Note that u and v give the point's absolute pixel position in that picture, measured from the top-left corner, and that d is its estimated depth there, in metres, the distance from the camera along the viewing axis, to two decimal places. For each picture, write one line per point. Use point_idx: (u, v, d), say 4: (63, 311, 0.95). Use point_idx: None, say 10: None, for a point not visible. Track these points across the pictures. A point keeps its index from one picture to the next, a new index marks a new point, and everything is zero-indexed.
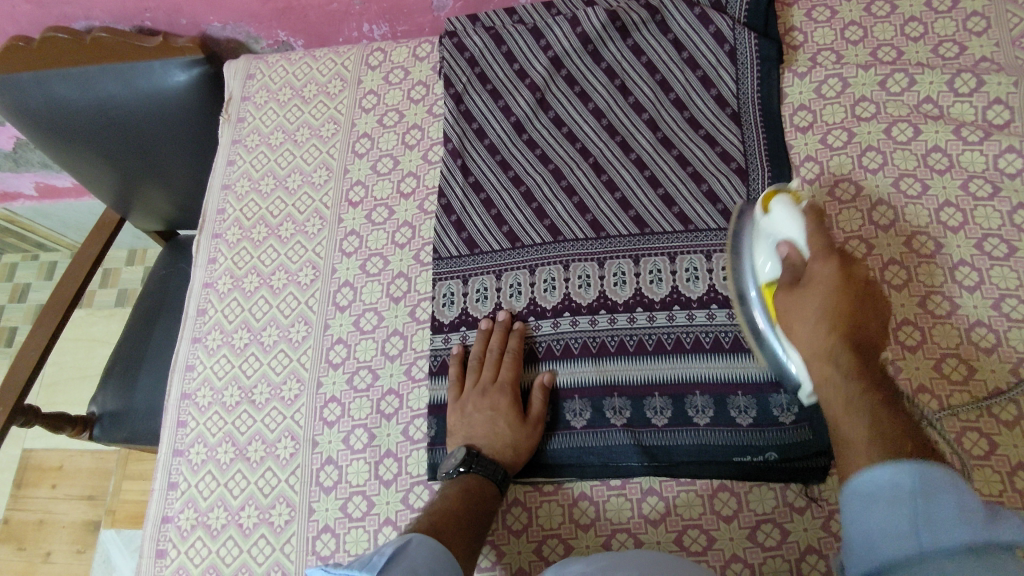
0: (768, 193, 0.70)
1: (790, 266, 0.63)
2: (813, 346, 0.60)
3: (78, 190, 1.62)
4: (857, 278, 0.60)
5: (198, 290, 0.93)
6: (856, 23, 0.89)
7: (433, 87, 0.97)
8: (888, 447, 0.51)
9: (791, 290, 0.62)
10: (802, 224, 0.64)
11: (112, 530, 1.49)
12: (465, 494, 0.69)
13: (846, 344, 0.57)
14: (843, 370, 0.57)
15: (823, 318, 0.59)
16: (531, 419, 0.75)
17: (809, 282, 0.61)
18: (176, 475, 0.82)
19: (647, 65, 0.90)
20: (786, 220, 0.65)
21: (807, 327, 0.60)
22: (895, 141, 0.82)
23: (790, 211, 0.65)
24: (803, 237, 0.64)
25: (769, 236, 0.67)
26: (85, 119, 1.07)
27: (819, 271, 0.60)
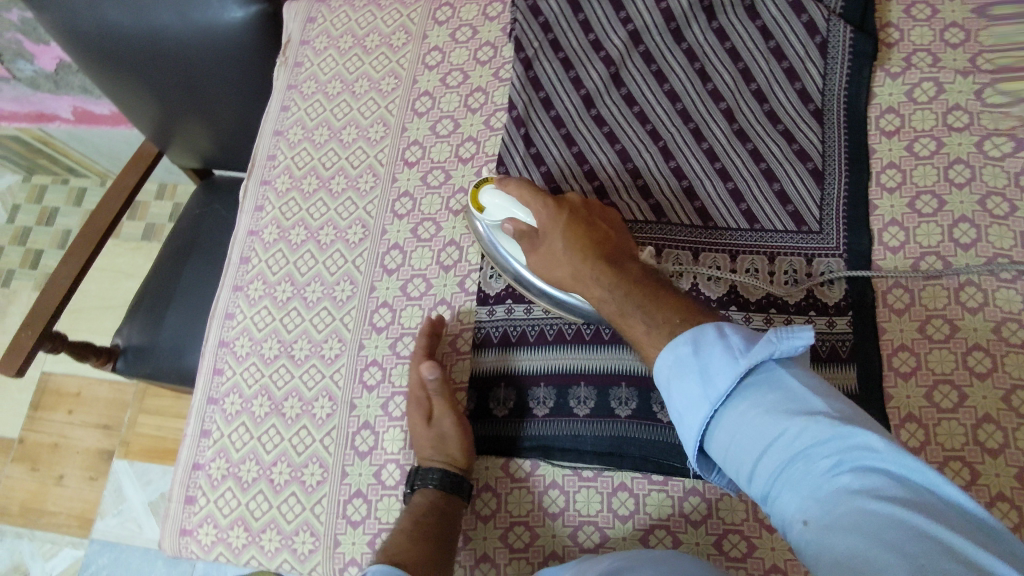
0: (472, 190, 0.75)
1: (528, 235, 0.71)
2: (558, 254, 0.69)
3: (116, 119, 1.57)
4: (567, 205, 0.70)
5: (242, 236, 0.91)
6: (957, 26, 0.84)
7: (501, 49, 0.93)
8: (643, 294, 0.64)
9: (535, 252, 0.71)
10: (507, 197, 0.72)
11: (126, 461, 1.51)
12: (414, 513, 0.69)
13: (583, 243, 0.68)
14: (580, 252, 0.67)
15: (574, 249, 0.68)
16: (433, 420, 0.72)
17: (545, 239, 0.70)
18: (210, 423, 0.81)
19: (731, 52, 0.85)
20: (496, 199, 0.72)
21: (552, 240, 0.69)
22: (986, 155, 0.78)
23: (499, 192, 0.72)
24: (512, 206, 0.72)
25: (494, 224, 0.75)
26: (135, 47, 1.03)
27: (542, 217, 0.70)
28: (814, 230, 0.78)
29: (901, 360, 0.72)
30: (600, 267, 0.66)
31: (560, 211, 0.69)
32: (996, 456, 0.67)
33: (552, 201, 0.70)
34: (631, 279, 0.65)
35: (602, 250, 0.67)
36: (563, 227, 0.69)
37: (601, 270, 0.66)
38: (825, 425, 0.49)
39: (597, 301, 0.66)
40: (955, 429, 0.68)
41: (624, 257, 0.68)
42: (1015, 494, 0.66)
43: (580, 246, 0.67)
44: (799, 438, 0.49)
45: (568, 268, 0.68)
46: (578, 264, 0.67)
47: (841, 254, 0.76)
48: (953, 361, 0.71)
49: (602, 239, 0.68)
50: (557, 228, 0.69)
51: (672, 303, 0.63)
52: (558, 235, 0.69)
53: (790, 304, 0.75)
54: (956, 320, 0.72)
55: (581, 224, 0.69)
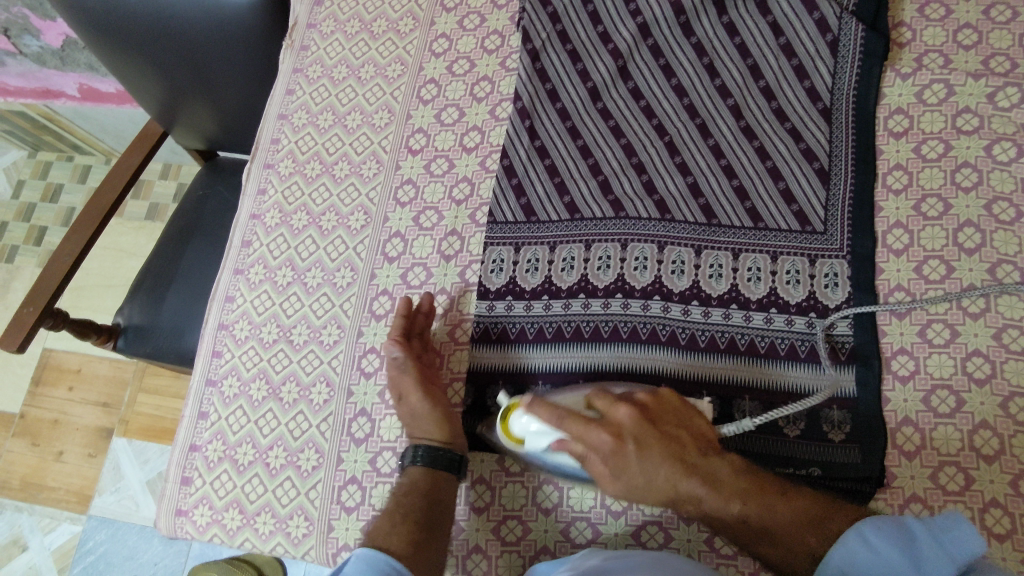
0: (500, 424, 0.69)
1: (589, 460, 0.64)
2: (649, 477, 0.62)
3: (122, 98, 1.57)
4: (626, 417, 0.64)
5: (244, 220, 0.91)
6: (970, 27, 0.83)
7: (509, 38, 0.93)
8: (741, 490, 0.61)
9: (609, 482, 0.63)
10: (552, 428, 0.65)
11: (124, 439, 1.52)
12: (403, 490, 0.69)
13: (662, 452, 0.63)
14: (670, 466, 0.62)
15: (659, 459, 0.63)
16: (404, 399, 0.73)
17: (626, 467, 0.63)
18: (208, 406, 0.81)
19: (740, 48, 0.85)
20: (541, 431, 0.65)
21: (631, 467, 0.63)
22: (994, 160, 0.77)
23: (537, 421, 0.65)
24: (561, 436, 0.64)
25: (535, 450, 0.67)
26: (141, 26, 1.02)
27: (603, 447, 0.63)
28: (817, 230, 0.77)
29: (900, 364, 0.71)
30: (692, 478, 0.62)
31: (623, 440, 0.63)
32: (991, 462, 0.67)
33: (612, 423, 0.64)
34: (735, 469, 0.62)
35: (683, 454, 0.63)
36: (654, 459, 0.63)
37: (688, 482, 0.62)
38: (925, 551, 0.53)
39: (710, 511, 0.61)
40: (951, 434, 0.68)
41: (711, 449, 0.64)
42: (1008, 500, 0.65)
43: (672, 460, 0.62)
44: (903, 572, 0.53)
45: (654, 484, 0.63)
46: (674, 482, 0.62)
47: (843, 255, 0.76)
48: (951, 366, 0.70)
49: (680, 443, 0.64)
50: (633, 459, 0.63)
51: (803, 520, 0.59)
52: (637, 462, 0.62)
53: (791, 305, 0.74)
54: (956, 325, 0.72)
55: (659, 436, 0.64)
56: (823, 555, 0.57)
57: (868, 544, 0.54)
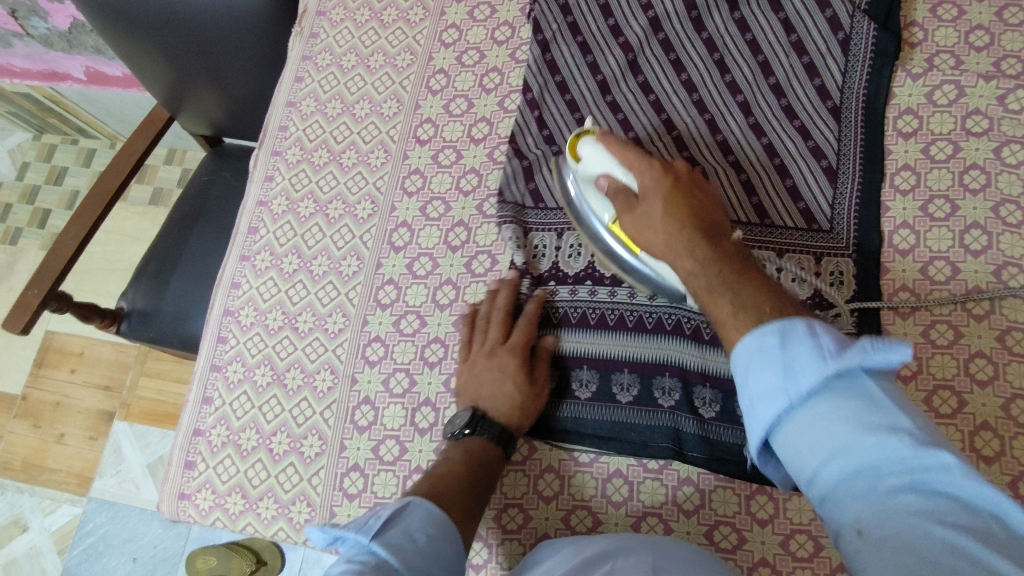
0: (571, 140, 0.75)
1: (623, 194, 0.69)
2: (660, 224, 0.64)
3: (129, 82, 1.57)
4: (678, 169, 0.67)
5: (251, 207, 0.91)
6: (982, 28, 0.83)
7: (519, 30, 0.92)
8: (737, 269, 0.57)
9: (628, 211, 0.68)
10: (606, 151, 0.71)
11: (126, 422, 1.52)
12: (467, 456, 0.66)
13: (683, 206, 0.63)
14: (675, 220, 0.63)
15: (670, 208, 0.63)
16: (535, 381, 0.72)
17: (642, 202, 0.66)
18: (212, 391, 0.82)
19: (751, 44, 0.84)
20: (595, 154, 0.71)
21: (648, 203, 0.65)
22: (1003, 162, 0.77)
23: (599, 146, 0.71)
24: (613, 163, 0.70)
25: (586, 178, 0.74)
26: (153, 10, 1.02)
27: (643, 178, 0.67)
28: (824, 228, 0.77)
29: (903, 364, 0.72)
30: (696, 238, 0.61)
31: (643, 197, 0.66)
32: (991, 463, 0.67)
33: (657, 163, 0.67)
34: (728, 254, 0.59)
35: (703, 222, 0.62)
36: (670, 193, 0.65)
37: (696, 249, 0.60)
38: (851, 356, 0.45)
39: (686, 273, 0.61)
40: (952, 434, 0.69)
41: (729, 237, 0.62)
42: (1007, 501, 0.66)
43: (682, 217, 0.62)
44: (810, 373, 0.46)
45: (663, 243, 0.63)
46: (674, 235, 0.62)
47: (849, 253, 0.76)
48: (954, 367, 0.71)
49: (701, 210, 0.63)
50: (657, 197, 0.65)
51: (779, 301, 0.54)
52: (657, 198, 0.65)
53: (796, 302, 0.75)
54: (960, 326, 0.72)
55: (688, 198, 0.64)
56: (739, 345, 0.52)
57: (783, 337, 0.48)
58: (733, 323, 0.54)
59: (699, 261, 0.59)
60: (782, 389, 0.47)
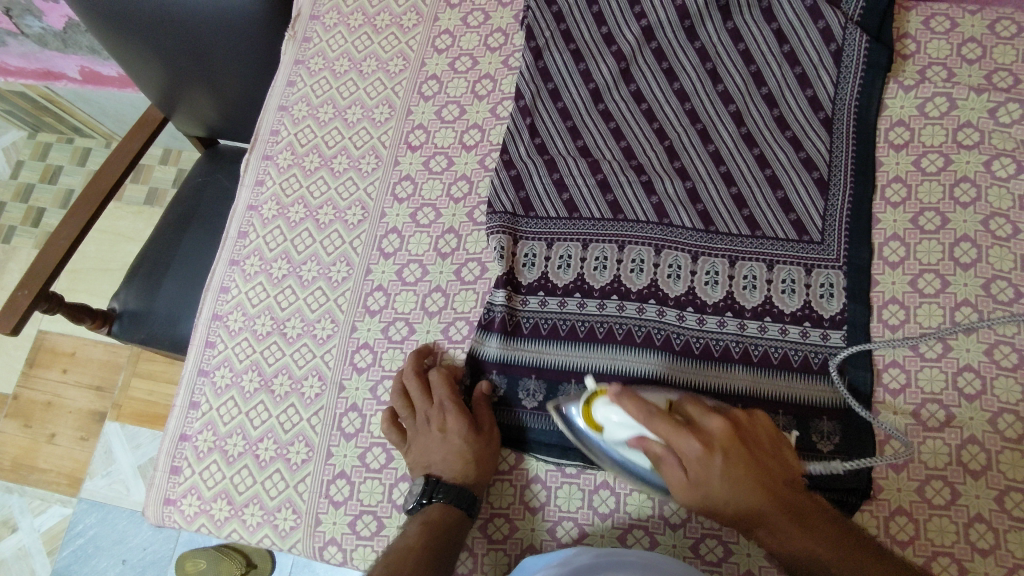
0: (582, 403, 0.65)
1: (662, 458, 0.62)
2: (731, 493, 0.61)
3: (124, 82, 1.56)
4: (715, 433, 0.62)
5: (241, 211, 0.90)
6: (974, 41, 0.83)
7: (512, 37, 0.92)
8: (792, 516, 0.60)
9: (672, 473, 0.62)
10: (634, 418, 0.61)
11: (116, 423, 1.52)
12: (426, 526, 0.66)
13: (744, 475, 0.61)
14: (743, 494, 0.61)
15: (733, 479, 0.61)
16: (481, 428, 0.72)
17: (697, 477, 0.61)
18: (199, 395, 0.81)
19: (744, 54, 0.84)
20: (623, 420, 0.62)
21: (711, 477, 0.61)
22: (993, 176, 0.77)
23: (624, 413, 0.62)
24: (647, 430, 0.61)
25: (614, 441, 0.64)
26: (144, 12, 1.02)
27: (687, 452, 0.61)
28: (814, 240, 0.77)
29: (891, 377, 0.72)
30: (771, 502, 0.61)
31: (712, 450, 0.61)
32: (978, 478, 0.67)
33: (702, 436, 0.61)
34: (810, 519, 0.60)
35: (768, 474, 0.62)
36: (720, 467, 0.61)
37: (755, 491, 0.61)
38: None
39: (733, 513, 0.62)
40: (939, 448, 0.68)
41: (781, 455, 0.64)
42: (994, 515, 0.66)
43: (744, 475, 0.61)
44: None
45: (725, 498, 0.61)
46: (739, 493, 0.61)
47: (839, 266, 0.76)
48: (942, 381, 0.71)
49: (762, 458, 0.62)
50: (718, 470, 0.61)
51: (844, 534, 0.59)
52: (717, 471, 0.61)
53: (785, 314, 0.74)
54: (949, 340, 0.72)
55: (734, 437, 0.62)
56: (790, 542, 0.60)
57: None
58: (793, 533, 0.60)
59: (771, 505, 0.60)
60: None
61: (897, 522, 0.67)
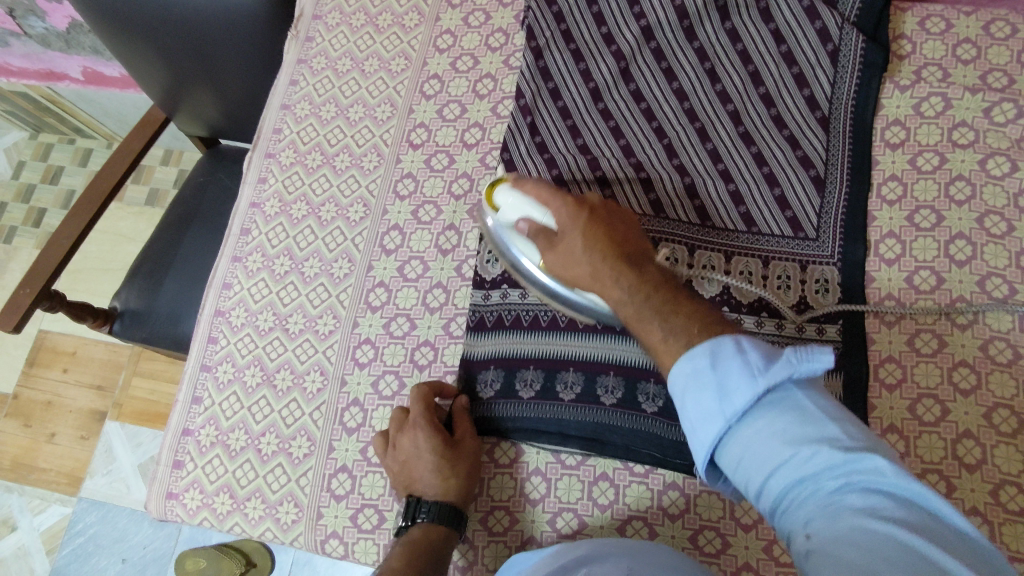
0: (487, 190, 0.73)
1: (545, 233, 0.67)
2: (582, 259, 0.64)
3: (126, 82, 1.57)
4: (589, 205, 0.66)
5: (244, 208, 0.91)
6: (969, 41, 0.84)
7: (513, 37, 0.93)
8: (665, 308, 0.58)
9: (552, 249, 0.66)
10: (524, 195, 0.68)
11: (117, 422, 1.52)
12: (413, 545, 0.64)
13: (605, 249, 0.63)
14: (594, 265, 0.63)
15: (597, 246, 0.63)
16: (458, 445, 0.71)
17: (561, 242, 0.65)
18: (202, 390, 0.82)
19: (742, 54, 0.86)
20: (513, 199, 0.69)
21: (570, 244, 0.64)
22: (988, 174, 0.78)
23: (516, 191, 0.69)
24: (532, 204, 0.68)
25: (508, 223, 0.72)
26: (148, 13, 1.02)
27: (558, 213, 0.66)
28: (810, 237, 0.78)
29: (888, 372, 0.72)
30: (619, 269, 0.61)
31: (580, 211, 0.65)
32: (974, 471, 0.68)
33: (573, 202, 0.66)
34: (660, 295, 0.59)
35: (626, 256, 0.63)
36: (590, 249, 0.63)
37: (617, 272, 0.61)
38: (776, 368, 0.50)
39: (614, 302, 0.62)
40: (935, 442, 0.69)
41: (660, 269, 0.63)
42: (989, 509, 0.66)
43: (603, 249, 0.63)
44: (740, 391, 0.50)
45: (583, 263, 0.64)
46: (600, 262, 0.62)
47: (835, 262, 0.77)
48: (938, 376, 0.71)
49: (625, 241, 0.64)
50: (576, 234, 0.64)
51: (700, 321, 0.56)
52: (576, 233, 0.64)
53: (782, 310, 0.75)
54: (944, 335, 0.73)
55: (600, 216, 0.65)
56: (671, 369, 0.55)
57: (713, 360, 0.52)
58: (684, 338, 0.55)
59: (626, 282, 0.61)
60: (714, 409, 0.51)
61: None
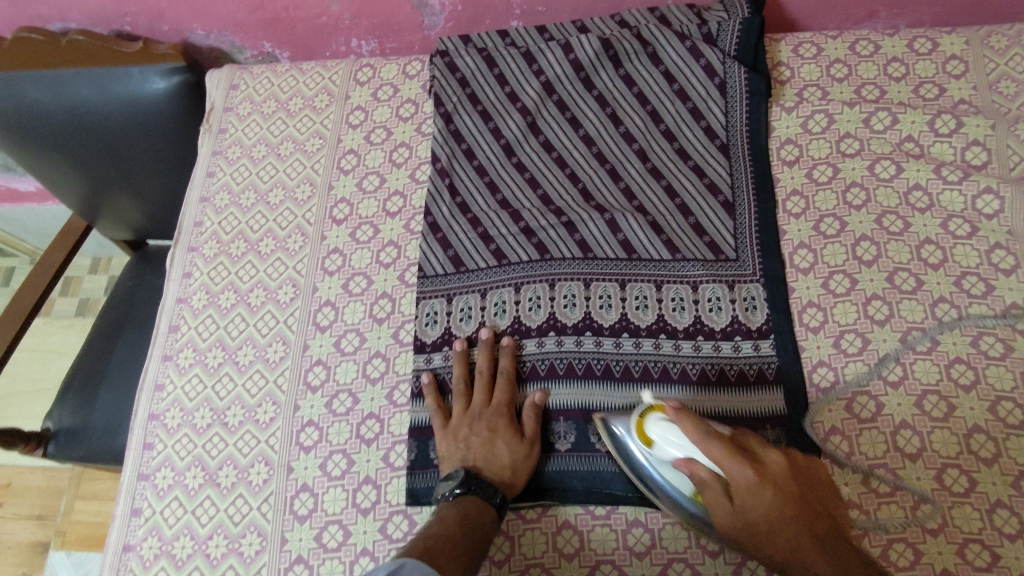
0: (635, 418, 0.67)
1: (707, 482, 0.61)
2: (756, 509, 0.59)
3: (43, 195, 1.54)
4: (769, 470, 0.60)
5: (170, 305, 0.89)
6: (840, 61, 0.92)
7: (422, 106, 0.97)
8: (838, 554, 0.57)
9: (718, 503, 0.61)
10: (687, 441, 0.63)
11: (62, 552, 1.41)
12: (463, 518, 0.65)
13: (782, 494, 0.59)
14: (785, 529, 0.58)
15: (777, 502, 0.59)
16: (526, 436, 0.73)
17: (740, 502, 0.60)
18: (141, 501, 0.78)
19: (639, 96, 0.91)
20: (672, 433, 0.64)
21: (748, 497, 0.59)
22: (878, 178, 0.83)
23: (676, 433, 0.63)
24: (691, 449, 0.62)
25: (664, 459, 0.64)
26: (55, 124, 1.02)
27: (738, 479, 0.59)
28: (729, 257, 0.81)
29: (821, 376, 0.75)
30: (806, 534, 0.58)
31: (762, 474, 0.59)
32: (915, 460, 0.70)
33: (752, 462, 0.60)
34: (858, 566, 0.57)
35: (806, 518, 0.59)
36: (767, 492, 0.59)
37: (812, 556, 0.57)
38: None
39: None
40: (876, 437, 0.71)
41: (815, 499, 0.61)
42: (937, 496, 0.68)
43: (782, 502, 0.59)
44: None
45: (759, 512, 0.59)
46: (778, 516, 0.59)
47: (757, 278, 0.80)
48: (867, 372, 0.74)
49: (801, 486, 0.61)
50: (764, 494, 0.59)
51: None
52: (764, 499, 0.59)
53: (716, 331, 0.77)
54: (866, 333, 0.76)
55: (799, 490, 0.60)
56: None
57: None
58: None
59: (829, 566, 0.57)
60: None
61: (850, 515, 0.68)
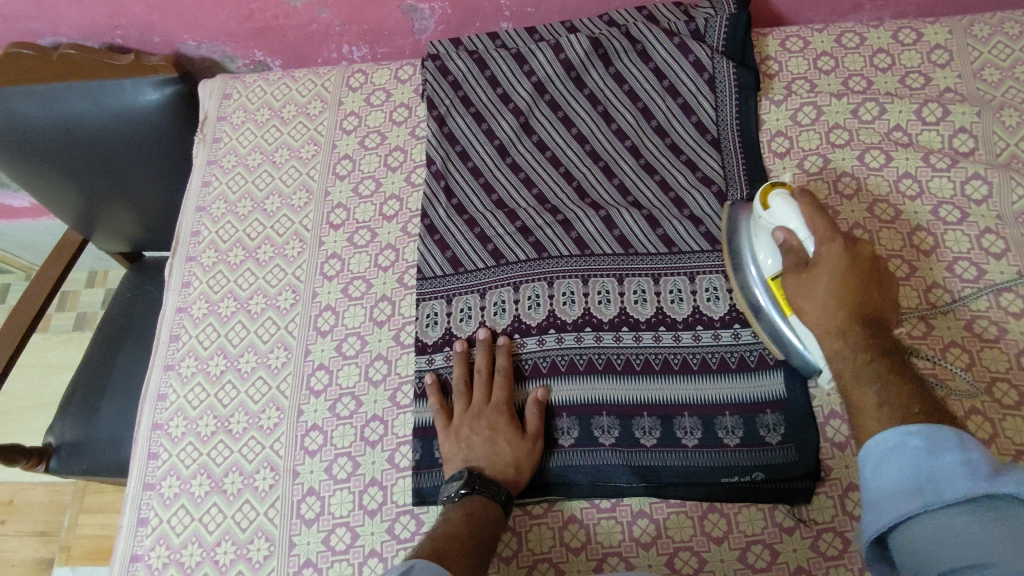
0: (763, 187, 0.74)
1: (794, 255, 0.68)
2: (821, 302, 0.65)
3: (37, 210, 1.54)
4: (860, 255, 0.66)
5: (170, 315, 0.90)
6: (827, 54, 0.93)
7: (416, 109, 0.97)
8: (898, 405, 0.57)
9: (797, 273, 0.67)
10: (801, 214, 0.69)
11: (67, 567, 1.41)
12: (470, 517, 0.66)
13: (853, 291, 0.65)
14: (840, 312, 0.64)
15: (836, 303, 0.65)
16: (528, 433, 0.73)
17: (817, 271, 0.66)
18: (147, 511, 0.78)
19: (629, 94, 0.92)
20: (786, 210, 0.70)
21: (819, 302, 0.65)
22: (868, 167, 0.85)
23: (794, 206, 0.69)
24: (801, 224, 0.68)
25: (766, 229, 0.72)
26: (48, 138, 1.03)
27: (829, 250, 0.66)
28: None
29: None
30: (859, 324, 0.63)
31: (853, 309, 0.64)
32: None
33: (848, 249, 0.66)
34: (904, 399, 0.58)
35: (863, 309, 0.64)
36: (834, 305, 0.65)
37: (858, 333, 0.63)
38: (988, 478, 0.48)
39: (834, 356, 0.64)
40: None
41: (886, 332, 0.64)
42: None
43: (846, 292, 0.64)
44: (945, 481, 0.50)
45: (820, 318, 0.65)
46: (837, 314, 0.64)
47: None
48: None
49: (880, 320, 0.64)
50: (839, 254, 0.66)
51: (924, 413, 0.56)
52: (836, 255, 0.65)
53: (715, 321, 0.77)
54: None
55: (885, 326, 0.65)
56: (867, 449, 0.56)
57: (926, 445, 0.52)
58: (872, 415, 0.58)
59: (874, 394, 0.59)
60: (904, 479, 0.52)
61: (852, 499, 0.69)
